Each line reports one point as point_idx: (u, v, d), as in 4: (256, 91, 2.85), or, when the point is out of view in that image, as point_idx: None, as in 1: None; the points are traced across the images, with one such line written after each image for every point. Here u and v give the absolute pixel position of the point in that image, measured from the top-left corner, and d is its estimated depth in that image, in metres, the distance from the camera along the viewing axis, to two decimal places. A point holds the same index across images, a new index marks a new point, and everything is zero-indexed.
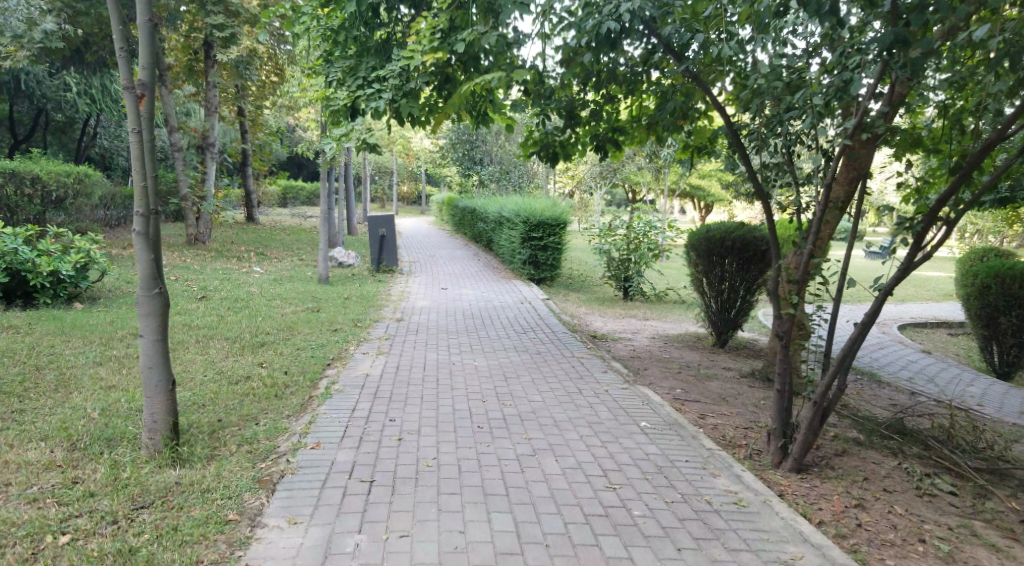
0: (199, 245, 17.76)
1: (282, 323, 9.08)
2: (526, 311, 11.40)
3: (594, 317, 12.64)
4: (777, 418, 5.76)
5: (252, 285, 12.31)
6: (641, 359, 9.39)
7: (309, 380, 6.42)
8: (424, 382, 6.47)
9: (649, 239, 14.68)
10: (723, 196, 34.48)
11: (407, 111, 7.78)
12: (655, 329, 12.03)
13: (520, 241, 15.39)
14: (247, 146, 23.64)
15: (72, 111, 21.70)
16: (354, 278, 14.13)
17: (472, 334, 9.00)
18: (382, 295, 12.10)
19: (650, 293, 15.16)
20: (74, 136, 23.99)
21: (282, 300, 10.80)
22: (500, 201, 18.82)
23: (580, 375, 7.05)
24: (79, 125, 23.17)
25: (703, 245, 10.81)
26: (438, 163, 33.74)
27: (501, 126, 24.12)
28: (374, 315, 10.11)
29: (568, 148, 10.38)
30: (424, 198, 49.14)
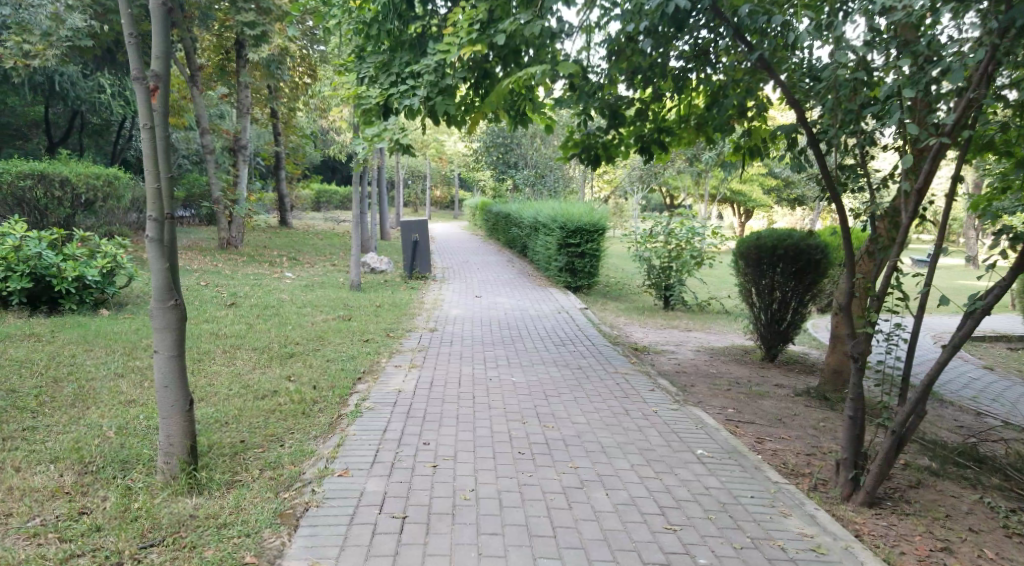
0: (231, 249, 17.64)
1: (313, 332, 8.76)
2: (564, 321, 10.95)
3: (634, 328, 12.16)
4: (847, 446, 5.22)
5: (282, 291, 12.06)
6: (688, 375, 8.89)
7: (339, 397, 6.05)
8: (461, 400, 6.05)
9: (692, 247, 14.10)
10: (763, 201, 33.73)
11: (442, 109, 7.38)
12: (699, 342, 11.51)
13: (557, 248, 14.95)
14: (281, 150, 23.58)
15: (108, 114, 21.79)
16: (387, 285, 13.82)
17: (509, 347, 8.58)
18: (415, 303, 11.76)
19: (693, 303, 14.59)
20: (111, 140, 24.11)
21: (313, 308, 10.50)
22: (536, 206, 18.42)
23: (626, 394, 6.60)
24: (116, 128, 23.28)
25: (753, 254, 10.26)
26: (472, 167, 33.47)
27: (536, 129, 23.73)
28: (407, 325, 9.75)
29: (614, 151, 9.93)
30: (457, 203, 48.94)
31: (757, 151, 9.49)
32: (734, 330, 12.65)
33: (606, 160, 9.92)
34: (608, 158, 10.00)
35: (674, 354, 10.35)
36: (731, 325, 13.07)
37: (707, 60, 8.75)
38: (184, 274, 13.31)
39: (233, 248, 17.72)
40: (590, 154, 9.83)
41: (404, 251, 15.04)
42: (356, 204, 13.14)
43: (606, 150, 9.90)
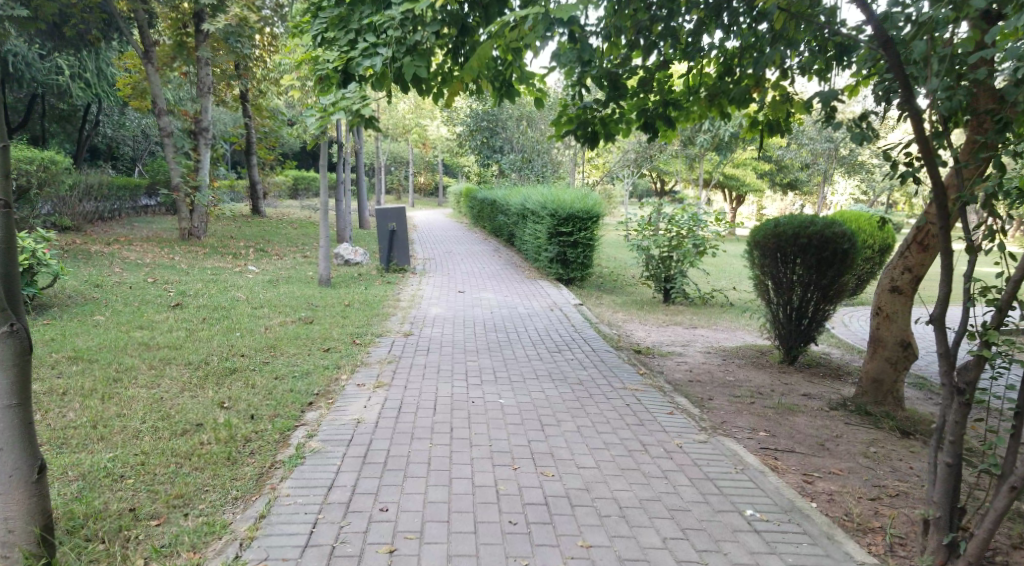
0: (193, 240, 16.25)
1: (264, 339, 7.45)
2: (558, 321, 9.65)
3: (634, 326, 10.88)
4: (942, 504, 3.94)
5: (239, 289, 10.70)
6: (702, 386, 7.62)
7: (280, 433, 4.76)
8: (435, 432, 4.79)
9: (694, 235, 12.88)
10: (757, 186, 32.52)
11: (414, 71, 5.99)
12: (707, 342, 10.25)
13: (547, 237, 13.67)
14: (249, 132, 22.05)
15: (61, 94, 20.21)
16: (360, 279, 12.48)
17: (495, 355, 7.28)
18: (389, 301, 10.41)
19: (695, 296, 13.36)
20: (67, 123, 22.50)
21: (271, 308, 9.18)
22: (523, 192, 17.12)
23: (640, 420, 5.35)
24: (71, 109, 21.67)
25: (771, 245, 9.02)
26: (455, 152, 32.12)
27: (523, 110, 22.41)
28: (377, 328, 8.43)
29: (614, 127, 8.56)
30: (442, 190, 47.58)
31: (778, 128, 8.37)
32: (743, 327, 11.41)
33: (606, 137, 8.58)
34: (611, 136, 8.66)
35: (682, 358, 9.09)
36: (740, 321, 11.83)
37: (720, 20, 7.55)
38: (132, 269, 11.92)
39: (194, 239, 16.32)
40: (590, 129, 8.49)
41: (379, 242, 13.68)
42: (324, 190, 11.74)
43: (604, 125, 8.53)
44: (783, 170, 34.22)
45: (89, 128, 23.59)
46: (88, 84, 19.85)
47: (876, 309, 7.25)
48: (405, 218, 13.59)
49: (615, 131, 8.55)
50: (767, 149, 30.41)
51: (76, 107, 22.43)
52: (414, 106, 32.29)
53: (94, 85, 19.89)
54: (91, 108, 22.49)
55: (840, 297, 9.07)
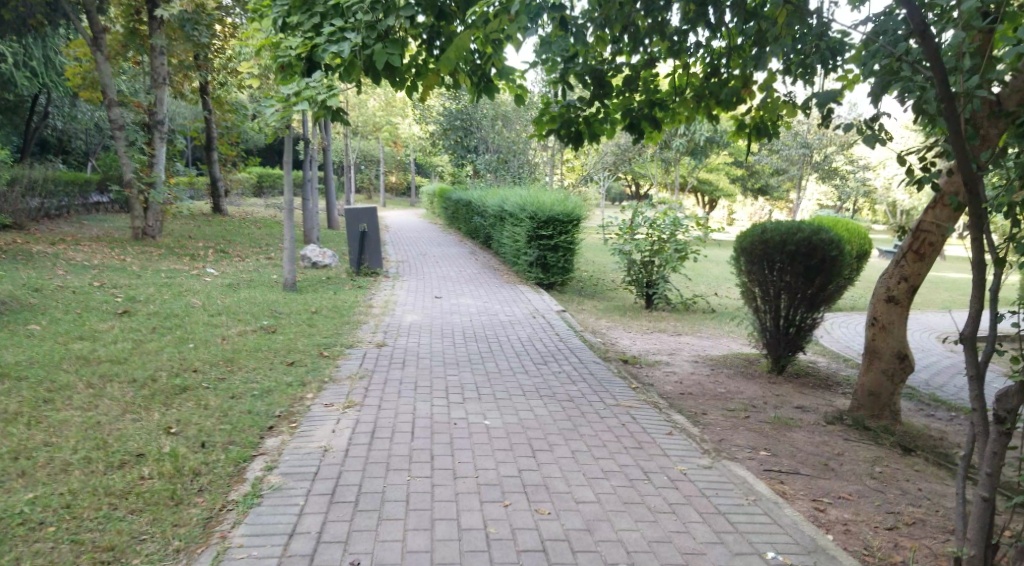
0: (146, 240, 15.49)
1: (220, 352, 6.83)
2: (539, 329, 9.15)
3: (615, 334, 10.41)
4: (977, 542, 3.45)
5: (196, 294, 10.00)
6: (694, 399, 7.17)
7: (234, 465, 4.18)
8: (413, 462, 4.25)
9: (676, 240, 12.48)
10: (731, 190, 32.37)
11: (385, 59, 5.45)
12: (692, 351, 9.83)
13: (526, 241, 13.22)
14: (210, 128, 21.20)
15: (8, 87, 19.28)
16: (326, 284, 11.84)
17: (475, 369, 6.73)
18: (358, 307, 9.81)
19: (678, 302, 13.05)
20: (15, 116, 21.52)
21: (229, 316, 8.54)
22: (499, 194, 16.65)
23: (638, 443, 4.85)
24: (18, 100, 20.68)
25: (757, 251, 8.64)
26: (426, 152, 31.50)
27: (496, 109, 21.88)
28: (346, 338, 7.83)
29: (597, 127, 8.09)
30: (412, 190, 46.82)
31: (766, 133, 7.97)
32: (727, 335, 11.00)
33: (590, 137, 8.12)
34: (595, 138, 8.20)
35: (668, 368, 8.65)
36: (724, 329, 11.42)
37: (709, 16, 7.06)
38: (79, 272, 11.15)
39: (148, 239, 15.59)
40: (573, 127, 8.01)
41: (349, 244, 13.05)
42: (289, 190, 11.09)
43: (588, 124, 8.06)
44: (756, 173, 34.14)
45: (41, 122, 22.53)
46: (34, 74, 18.89)
47: (870, 319, 6.66)
48: (376, 218, 12.98)
49: (599, 130, 8.08)
50: (742, 152, 30.26)
51: (23, 98, 21.39)
52: (384, 104, 31.57)
53: (40, 74, 19.01)
54: (37, 99, 21.48)
55: (830, 305, 8.71)
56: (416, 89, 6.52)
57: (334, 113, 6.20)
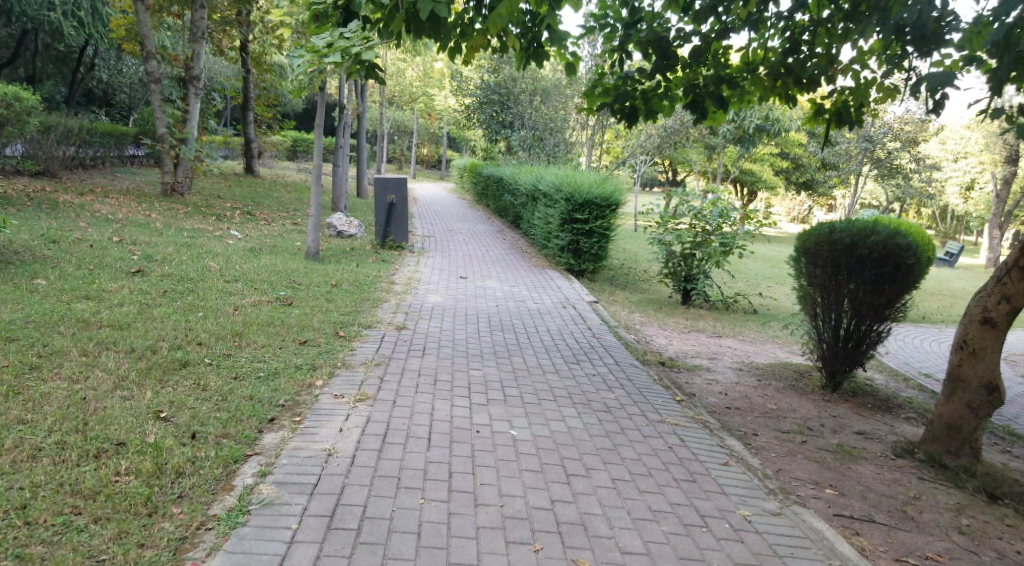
0: (175, 196, 15.04)
1: (231, 323, 6.28)
2: (572, 321, 8.49)
3: (653, 332, 9.71)
4: None
5: (215, 257, 9.48)
6: (743, 415, 6.49)
7: (223, 466, 3.61)
8: (429, 480, 3.70)
9: (722, 233, 11.64)
10: (775, 183, 31.18)
11: (431, 9, 4.78)
12: (736, 356, 9.12)
13: (559, 223, 12.51)
14: (248, 88, 20.73)
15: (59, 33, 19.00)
16: (351, 255, 11.28)
17: (502, 364, 6.09)
18: (381, 283, 9.21)
19: (717, 300, 12.27)
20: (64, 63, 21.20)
21: (245, 283, 8.00)
22: (534, 171, 15.90)
23: (690, 474, 4.23)
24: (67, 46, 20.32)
25: (824, 254, 7.84)
26: (462, 125, 30.78)
27: (540, 84, 21.10)
28: (367, 318, 7.24)
29: (656, 103, 7.39)
30: (445, 163, 46.13)
31: (849, 120, 7.29)
32: (772, 341, 10.26)
33: (648, 115, 7.42)
34: (654, 117, 7.48)
35: (711, 376, 7.95)
36: (769, 334, 10.67)
37: None
38: (99, 225, 10.67)
39: (177, 195, 15.09)
40: (630, 102, 7.32)
41: (376, 215, 12.46)
42: (318, 155, 10.52)
43: (646, 100, 7.35)
44: (801, 167, 32.89)
45: (86, 72, 22.26)
46: (80, 26, 18.48)
47: (959, 342, 5.90)
48: (406, 190, 12.37)
49: (657, 108, 7.38)
50: (789, 144, 29.08)
51: (70, 48, 21.09)
52: (422, 73, 30.88)
53: (87, 25, 18.57)
54: (84, 50, 21.20)
55: (895, 318, 7.92)
56: (459, 51, 6.03)
57: (369, 66, 5.64)
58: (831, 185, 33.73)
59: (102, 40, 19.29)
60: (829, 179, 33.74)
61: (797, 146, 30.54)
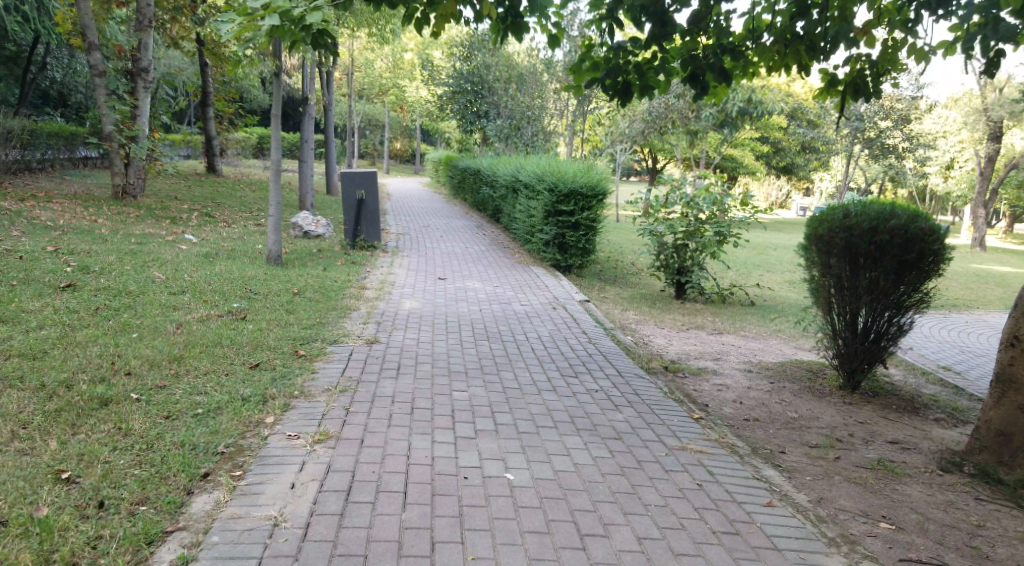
0: (128, 199, 13.99)
1: (169, 346, 5.37)
2: (564, 324, 7.66)
3: (650, 332, 8.92)
4: None
5: (163, 266, 8.53)
6: (765, 428, 5.72)
7: (132, 553, 2.85)
8: (405, 557, 2.90)
9: (715, 221, 10.90)
10: (756, 168, 30.54)
11: None
12: (741, 356, 8.36)
13: (542, 216, 11.68)
14: (207, 80, 20.02)
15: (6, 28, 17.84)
16: (317, 257, 10.38)
17: (490, 383, 5.23)
18: (349, 289, 8.30)
19: (712, 292, 11.56)
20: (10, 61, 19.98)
21: (194, 296, 7.06)
22: (513, 161, 15.05)
23: (732, 523, 3.43)
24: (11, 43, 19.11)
25: (839, 241, 7.04)
26: (434, 118, 29.79)
27: (515, 71, 20.23)
28: (332, 332, 6.33)
29: (652, 79, 6.51)
30: (418, 157, 45.11)
31: (866, 92, 6.56)
32: (776, 338, 9.50)
33: (642, 93, 6.55)
34: (650, 94, 6.61)
35: (718, 380, 7.17)
36: (771, 330, 9.92)
37: None
38: (35, 233, 9.65)
39: (129, 197, 14.05)
40: (623, 77, 6.45)
41: (345, 214, 11.54)
42: (277, 148, 9.56)
43: (642, 74, 6.46)
44: (782, 151, 32.24)
45: (38, 73, 21.01)
46: (25, 21, 17.27)
47: (1008, 339, 5.17)
48: (376, 185, 11.47)
49: (654, 84, 6.50)
50: (769, 129, 28.45)
51: (21, 45, 19.85)
52: (391, 65, 29.83)
53: (32, 20, 17.36)
54: (35, 48, 20.04)
55: (920, 309, 7.17)
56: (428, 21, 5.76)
57: (316, 34, 5.39)
58: (812, 168, 33.11)
59: (48, 35, 18.08)
60: (810, 162, 33.14)
61: (777, 129, 29.89)
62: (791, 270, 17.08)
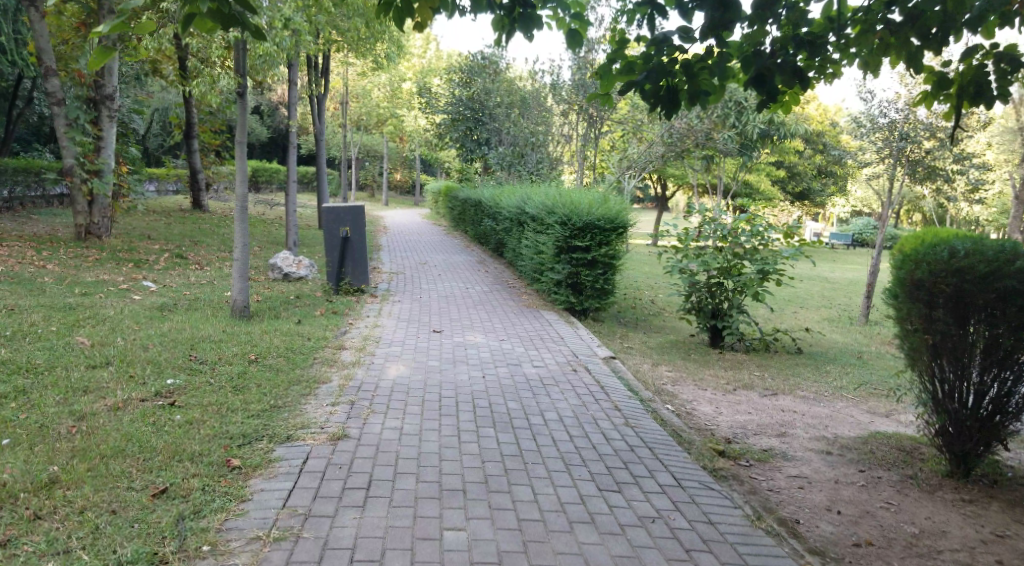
0: (91, 240, 12.41)
1: (44, 459, 3.80)
2: (590, 394, 6.07)
3: (691, 397, 7.32)
4: None
5: (99, 324, 6.98)
6: (885, 559, 4.24)
7: None
8: None
9: (757, 257, 9.37)
10: (772, 193, 28.97)
11: None
12: (810, 428, 6.79)
13: (553, 253, 10.18)
14: (191, 112, 18.83)
15: None
16: (293, 306, 8.87)
17: (500, 511, 3.68)
18: (322, 350, 6.72)
19: (754, 340, 9.95)
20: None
21: (118, 370, 5.51)
22: (519, 191, 13.60)
23: None
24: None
25: (946, 289, 5.17)
26: (435, 147, 28.49)
27: (520, 97, 18.88)
28: (287, 422, 4.74)
29: (706, 83, 5.02)
30: (419, 188, 43.85)
31: (992, 96, 4.94)
32: (842, 402, 7.88)
33: (692, 103, 5.03)
34: (704, 103, 5.11)
35: (793, 471, 5.58)
36: (831, 391, 8.28)
37: None
38: None
39: (93, 237, 12.49)
40: (669, 80, 4.95)
41: (327, 254, 10.01)
42: (242, 180, 8.05)
43: (691, 76, 4.97)
44: (798, 176, 31.22)
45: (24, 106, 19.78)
46: (2, 52, 15.91)
47: None
48: (363, 221, 9.93)
49: (708, 90, 5.01)
50: (785, 151, 27.04)
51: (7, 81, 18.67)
52: (390, 95, 28.53)
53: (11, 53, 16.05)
54: (21, 82, 18.79)
55: None
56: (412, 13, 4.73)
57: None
58: (829, 195, 31.61)
59: (27, 68, 16.80)
60: (827, 188, 31.68)
61: (792, 152, 28.43)
62: (825, 306, 15.59)
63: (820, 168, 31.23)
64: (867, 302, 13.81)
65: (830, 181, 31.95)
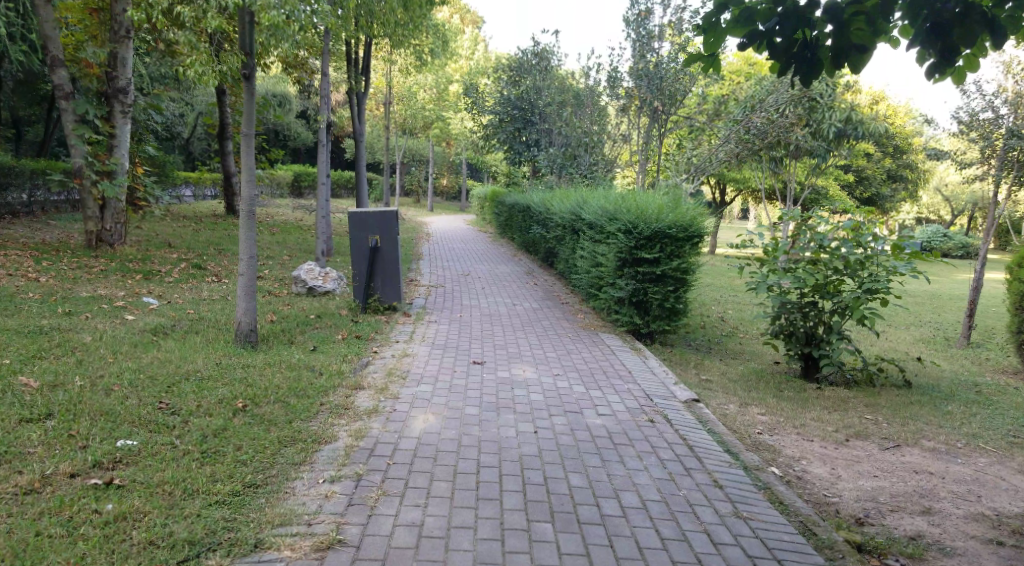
0: (103, 248, 11.35)
1: None
2: (676, 463, 4.57)
3: (797, 453, 5.77)
4: None
5: (68, 354, 5.76)
6: None
7: None
8: None
9: (865, 273, 7.70)
10: (841, 198, 26.94)
11: None
12: (961, 501, 5.18)
13: (615, 265, 8.72)
14: (224, 112, 17.84)
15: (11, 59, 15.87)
16: (309, 327, 7.57)
17: None
18: (333, 391, 5.37)
19: (855, 371, 8.33)
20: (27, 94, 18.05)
21: (60, 425, 4.20)
22: (574, 193, 12.15)
23: None
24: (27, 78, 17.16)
25: None
26: (480, 150, 27.22)
27: (572, 93, 17.47)
28: (260, 513, 3.48)
29: (859, 34, 4.33)
30: (463, 193, 42.71)
31: None
32: (986, 458, 6.22)
33: (836, 65, 4.43)
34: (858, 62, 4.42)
35: None
36: (965, 442, 6.61)
37: None
38: None
39: (105, 245, 11.40)
40: (805, 33, 4.38)
41: (355, 266, 8.68)
42: (250, 181, 6.75)
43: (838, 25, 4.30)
44: (866, 179, 28.88)
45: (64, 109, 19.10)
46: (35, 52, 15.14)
47: None
48: (396, 228, 8.55)
49: (860, 43, 4.33)
50: (858, 153, 25.05)
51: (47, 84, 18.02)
52: (435, 97, 27.39)
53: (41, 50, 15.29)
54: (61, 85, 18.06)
55: None
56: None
57: None
58: (900, 199, 29.38)
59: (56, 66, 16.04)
60: (898, 193, 29.45)
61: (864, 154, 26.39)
62: (916, 324, 13.70)
63: (890, 170, 29.03)
64: (969, 321, 11.94)
65: (902, 185, 29.75)
